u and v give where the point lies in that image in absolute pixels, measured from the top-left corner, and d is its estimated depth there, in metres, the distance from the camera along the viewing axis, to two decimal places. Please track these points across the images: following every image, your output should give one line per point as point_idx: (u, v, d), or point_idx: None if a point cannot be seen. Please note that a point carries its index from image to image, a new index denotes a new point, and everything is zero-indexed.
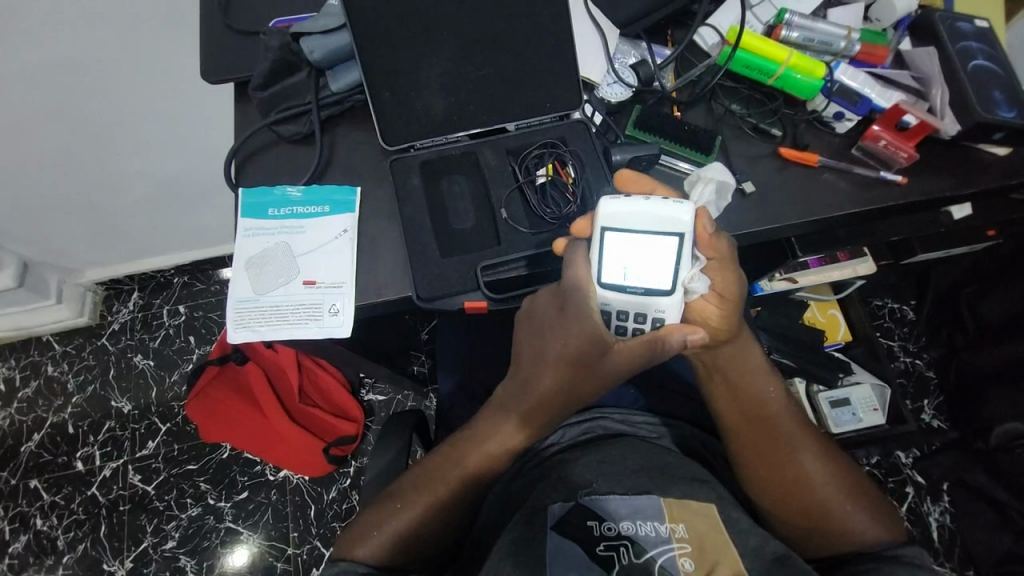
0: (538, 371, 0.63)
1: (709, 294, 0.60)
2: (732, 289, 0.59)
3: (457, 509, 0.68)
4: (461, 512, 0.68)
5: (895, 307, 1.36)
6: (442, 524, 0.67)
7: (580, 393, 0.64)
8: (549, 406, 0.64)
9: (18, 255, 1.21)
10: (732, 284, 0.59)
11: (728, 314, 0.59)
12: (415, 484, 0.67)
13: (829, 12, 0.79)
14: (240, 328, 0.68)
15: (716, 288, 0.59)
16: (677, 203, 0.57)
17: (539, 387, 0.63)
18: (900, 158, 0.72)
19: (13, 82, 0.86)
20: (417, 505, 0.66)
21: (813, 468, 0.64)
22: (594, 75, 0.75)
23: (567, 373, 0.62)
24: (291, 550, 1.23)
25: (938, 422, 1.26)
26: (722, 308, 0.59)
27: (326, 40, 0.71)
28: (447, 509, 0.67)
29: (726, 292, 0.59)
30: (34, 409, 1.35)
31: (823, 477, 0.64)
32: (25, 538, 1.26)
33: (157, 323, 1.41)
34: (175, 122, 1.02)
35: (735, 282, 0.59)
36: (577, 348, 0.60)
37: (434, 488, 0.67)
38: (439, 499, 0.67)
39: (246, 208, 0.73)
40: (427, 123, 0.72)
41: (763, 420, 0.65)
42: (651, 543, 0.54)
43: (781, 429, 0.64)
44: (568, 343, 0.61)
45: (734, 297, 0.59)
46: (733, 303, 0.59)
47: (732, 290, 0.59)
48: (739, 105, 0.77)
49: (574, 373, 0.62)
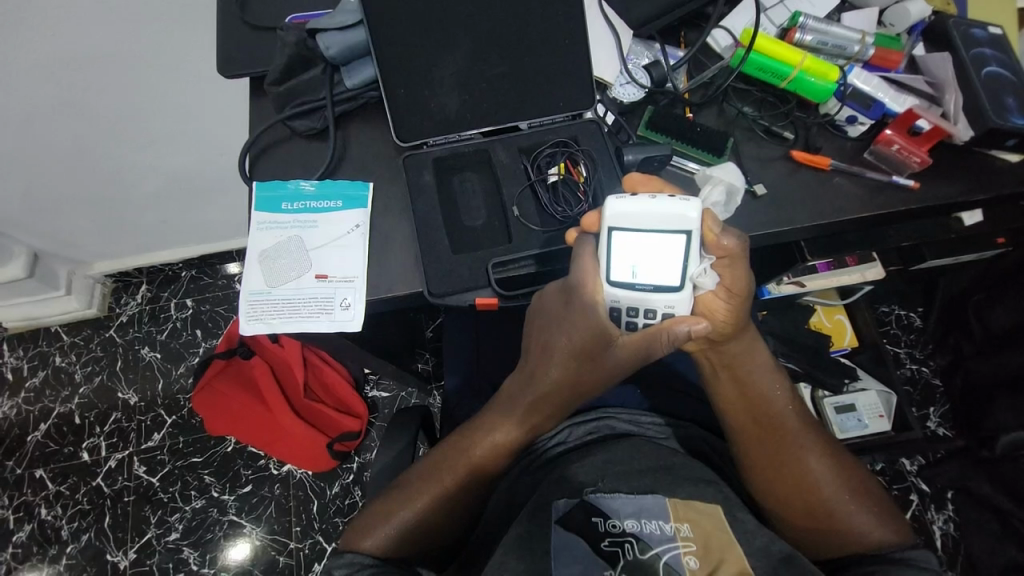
0: (541, 364, 0.65)
1: (718, 289, 0.59)
2: (743, 283, 0.58)
3: (462, 504, 0.68)
4: (464, 508, 0.68)
5: (902, 314, 1.36)
6: (445, 520, 0.67)
7: (585, 385, 0.65)
8: (551, 400, 0.66)
9: (30, 247, 1.23)
10: (742, 279, 0.58)
11: (735, 309, 0.58)
12: (420, 479, 0.68)
13: (843, 16, 0.79)
14: (252, 320, 0.69)
15: (724, 283, 0.58)
16: (684, 200, 0.57)
17: (544, 379, 0.65)
18: (912, 163, 0.72)
19: (27, 77, 0.87)
20: (422, 499, 0.66)
21: (819, 469, 0.64)
22: (607, 75, 0.75)
23: (571, 365, 0.64)
24: (292, 545, 1.23)
25: (943, 430, 1.26)
26: (732, 302, 0.58)
27: (343, 37, 0.71)
28: (452, 504, 0.67)
29: (734, 287, 0.58)
30: (41, 400, 1.36)
31: (827, 477, 0.63)
32: (29, 527, 1.27)
33: (164, 316, 1.42)
34: (187, 116, 1.03)
35: (746, 277, 0.58)
36: (581, 342, 0.62)
37: (439, 484, 0.67)
38: (445, 494, 0.67)
39: (261, 201, 0.73)
40: (440, 120, 0.73)
41: (770, 418, 0.65)
42: (656, 541, 0.54)
43: (786, 427, 0.64)
44: (572, 336, 0.62)
45: (742, 292, 0.58)
46: (742, 296, 0.58)
47: (743, 287, 0.58)
48: (751, 107, 0.77)
49: (578, 366, 0.64)
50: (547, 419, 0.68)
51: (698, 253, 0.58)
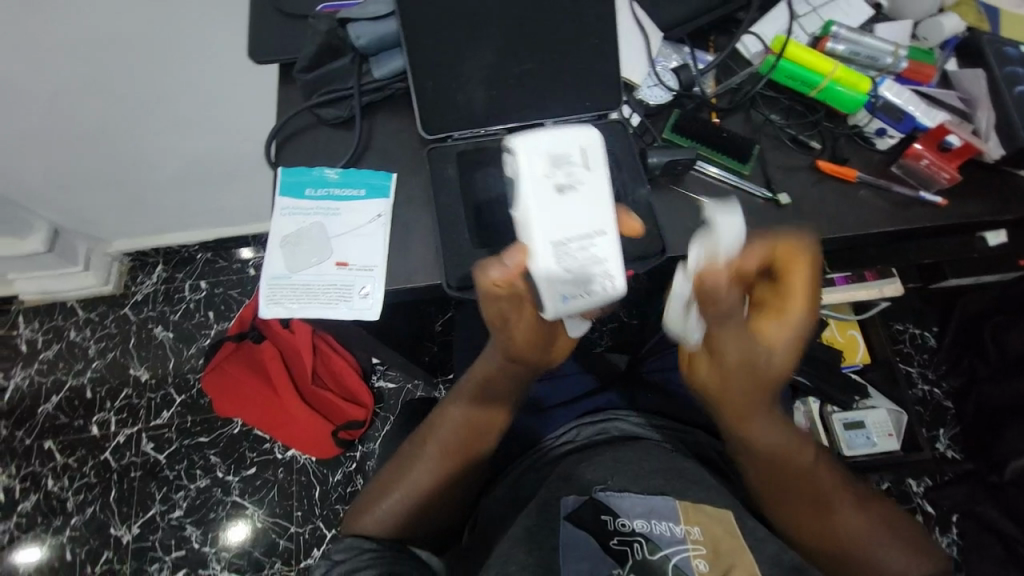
0: (498, 345, 0.64)
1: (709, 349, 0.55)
2: (737, 354, 0.52)
3: (462, 487, 0.70)
4: (463, 492, 0.71)
5: (916, 333, 1.34)
6: (442, 501, 0.69)
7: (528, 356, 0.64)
8: (512, 375, 0.68)
9: (50, 222, 1.25)
10: (736, 350, 0.52)
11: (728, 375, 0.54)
12: (419, 461, 0.69)
13: (876, 27, 0.78)
14: (272, 304, 0.70)
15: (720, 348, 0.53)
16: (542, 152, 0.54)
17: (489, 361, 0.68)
18: (941, 179, 0.72)
19: (58, 57, 0.88)
20: (414, 480, 0.68)
21: (845, 511, 0.62)
22: (635, 76, 0.74)
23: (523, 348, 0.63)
24: (293, 528, 1.25)
25: (953, 452, 1.26)
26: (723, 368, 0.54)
27: (374, 27, 0.72)
28: (453, 487, 0.69)
29: (727, 355, 0.53)
30: (54, 372, 1.39)
31: (855, 518, 0.62)
32: (36, 497, 1.29)
33: (178, 296, 1.44)
34: (212, 100, 1.04)
35: (739, 349, 0.52)
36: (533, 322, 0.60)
37: (439, 467, 0.68)
38: (445, 475, 0.68)
39: (285, 187, 0.74)
40: (466, 115, 0.73)
41: (802, 479, 0.62)
42: (665, 542, 0.54)
43: (809, 474, 0.62)
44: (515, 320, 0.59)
45: (731, 360, 0.53)
46: (733, 365, 0.53)
47: (725, 357, 0.53)
48: (780, 115, 0.76)
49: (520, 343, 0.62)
50: (506, 391, 0.70)
51: (584, 221, 0.53)
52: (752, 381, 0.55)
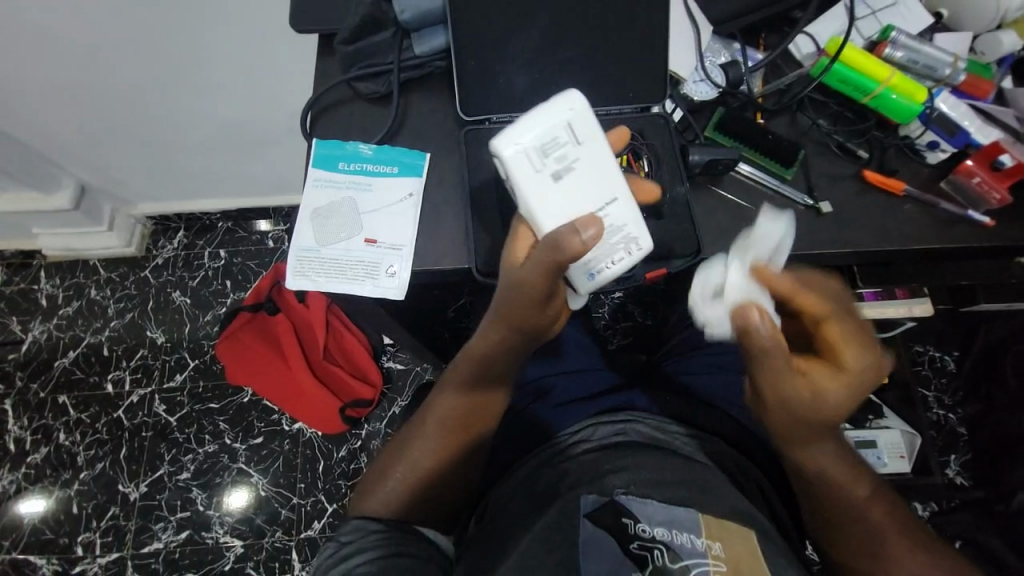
0: (502, 319, 0.64)
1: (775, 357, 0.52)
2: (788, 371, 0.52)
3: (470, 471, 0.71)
4: (470, 476, 0.72)
5: (936, 355, 1.31)
6: (449, 484, 0.70)
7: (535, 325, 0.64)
8: (509, 350, 0.68)
9: (78, 179, 1.27)
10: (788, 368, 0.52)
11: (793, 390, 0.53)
12: (427, 443, 0.70)
13: (936, 36, 0.75)
14: (299, 276, 0.69)
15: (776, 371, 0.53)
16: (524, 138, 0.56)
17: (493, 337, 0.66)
18: (991, 199, 0.69)
19: (100, 14, 0.88)
20: (420, 458, 0.69)
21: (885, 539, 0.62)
22: (682, 70, 0.73)
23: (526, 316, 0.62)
24: (296, 499, 1.27)
25: (961, 479, 1.22)
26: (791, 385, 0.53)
27: (419, 1, 0.70)
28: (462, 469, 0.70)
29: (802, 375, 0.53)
30: (72, 328, 1.41)
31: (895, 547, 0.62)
32: (47, 449, 1.33)
33: (198, 263, 1.45)
34: (246, 68, 1.03)
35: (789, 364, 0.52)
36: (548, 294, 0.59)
37: (448, 449, 0.69)
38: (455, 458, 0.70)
39: (318, 158, 0.74)
40: (505, 98, 0.72)
41: (838, 508, 0.63)
42: (687, 553, 0.51)
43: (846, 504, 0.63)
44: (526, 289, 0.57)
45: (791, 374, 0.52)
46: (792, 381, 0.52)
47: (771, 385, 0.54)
48: (827, 120, 0.74)
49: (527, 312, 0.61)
50: (503, 367, 0.70)
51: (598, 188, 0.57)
52: (802, 421, 0.56)
